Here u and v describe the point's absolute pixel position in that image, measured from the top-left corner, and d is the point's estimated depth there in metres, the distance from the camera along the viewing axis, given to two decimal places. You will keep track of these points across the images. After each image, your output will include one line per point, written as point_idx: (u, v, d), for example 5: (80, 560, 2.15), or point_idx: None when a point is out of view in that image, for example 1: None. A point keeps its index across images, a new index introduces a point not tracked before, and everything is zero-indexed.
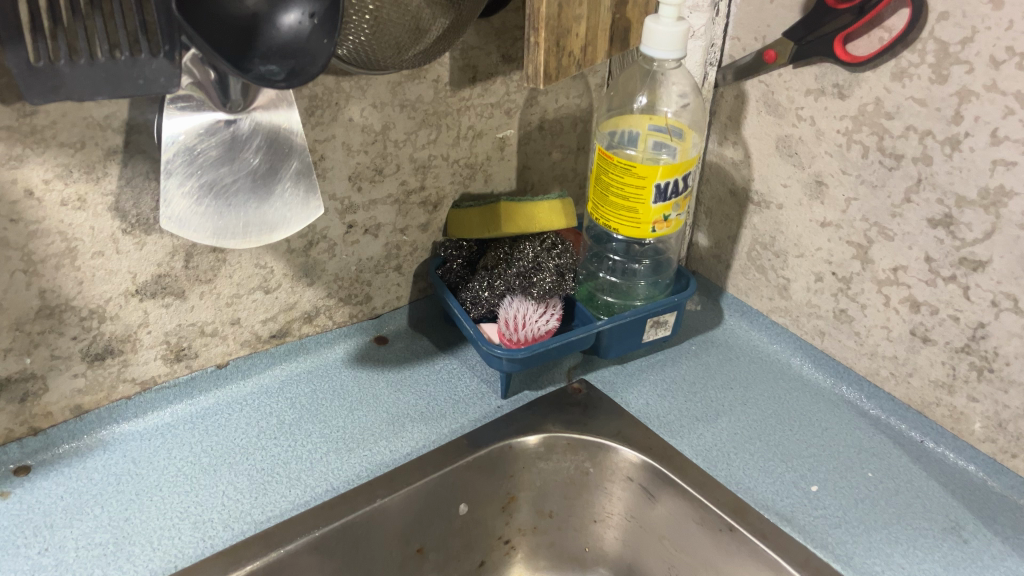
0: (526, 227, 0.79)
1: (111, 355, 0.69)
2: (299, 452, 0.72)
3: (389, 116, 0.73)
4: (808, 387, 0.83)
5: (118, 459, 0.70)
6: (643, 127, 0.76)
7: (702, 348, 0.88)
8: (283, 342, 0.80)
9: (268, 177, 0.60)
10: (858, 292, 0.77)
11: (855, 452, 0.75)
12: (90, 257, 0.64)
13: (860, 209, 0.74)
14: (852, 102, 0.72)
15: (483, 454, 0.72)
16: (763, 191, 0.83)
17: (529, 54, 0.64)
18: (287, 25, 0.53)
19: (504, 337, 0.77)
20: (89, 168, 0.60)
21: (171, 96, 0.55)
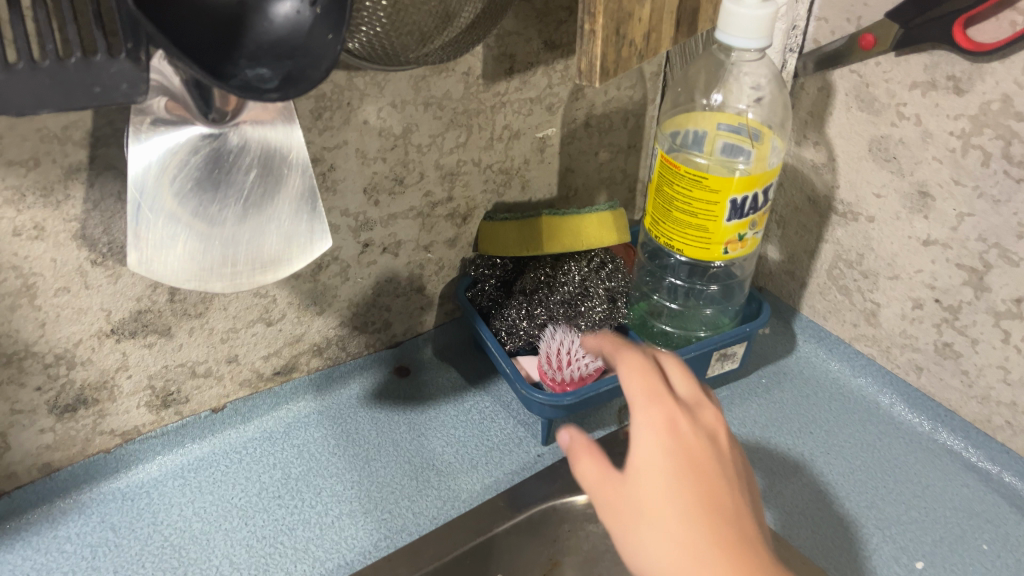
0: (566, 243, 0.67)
1: (85, 406, 0.59)
2: (307, 515, 0.61)
3: (412, 117, 0.61)
4: (900, 431, 0.71)
5: (95, 526, 0.60)
6: (712, 127, 0.64)
7: (774, 381, 0.76)
8: (289, 380, 0.69)
9: (261, 203, 0.48)
10: (967, 325, 0.65)
11: (964, 518, 0.63)
12: (53, 294, 0.53)
13: (976, 226, 0.62)
14: (972, 99, 0.58)
15: (524, 518, 0.61)
16: (850, 201, 0.70)
17: (583, 45, 0.51)
18: (281, 16, 0.41)
19: (546, 377, 0.66)
20: (46, 190, 0.49)
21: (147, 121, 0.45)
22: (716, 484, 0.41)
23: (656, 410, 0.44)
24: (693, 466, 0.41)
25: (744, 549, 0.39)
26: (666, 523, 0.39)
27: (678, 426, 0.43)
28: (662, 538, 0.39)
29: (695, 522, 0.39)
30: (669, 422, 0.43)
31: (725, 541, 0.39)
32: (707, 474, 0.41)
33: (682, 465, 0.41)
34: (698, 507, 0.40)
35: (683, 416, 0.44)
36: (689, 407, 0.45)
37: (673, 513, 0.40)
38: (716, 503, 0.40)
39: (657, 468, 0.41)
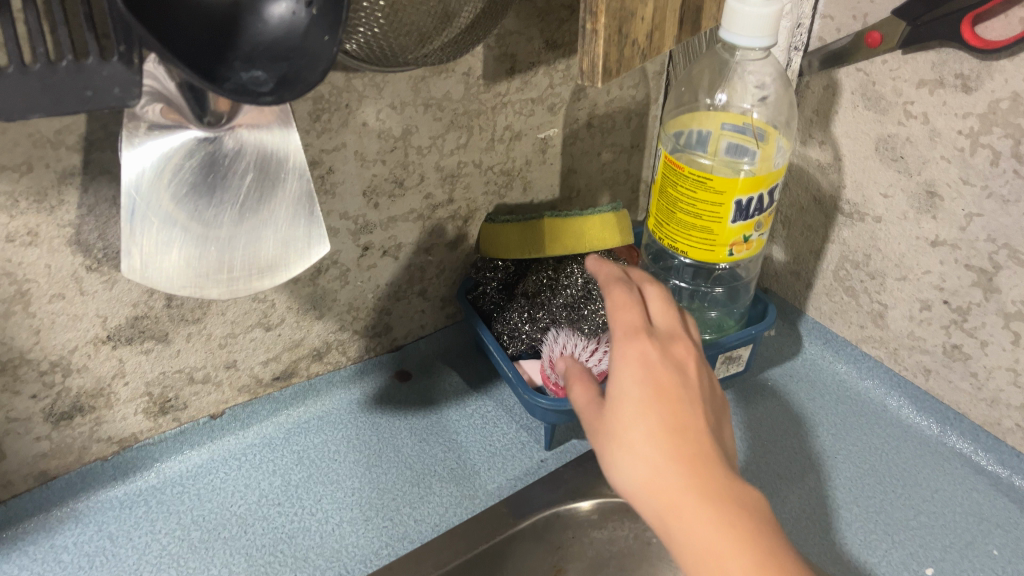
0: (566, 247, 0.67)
1: (81, 413, 0.58)
2: (307, 523, 0.61)
3: (411, 118, 0.60)
4: (908, 435, 0.70)
5: (92, 535, 0.59)
6: (716, 127, 0.63)
7: (779, 384, 0.75)
8: (289, 385, 0.68)
9: (258, 208, 0.47)
10: (976, 326, 0.64)
11: (974, 523, 0.63)
12: (47, 301, 0.52)
13: (985, 227, 0.61)
14: (981, 97, 0.57)
15: (527, 525, 0.60)
16: (856, 201, 0.69)
17: (585, 45, 0.50)
18: (276, 17, 0.41)
19: (549, 382, 0.64)
20: (40, 196, 0.48)
21: (139, 126, 0.44)
22: (687, 406, 0.41)
23: (631, 342, 0.44)
24: (663, 392, 0.41)
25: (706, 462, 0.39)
26: (635, 447, 0.39)
27: (650, 356, 0.43)
28: (632, 460, 0.39)
29: (662, 443, 0.39)
30: (642, 352, 0.43)
31: (692, 461, 0.38)
32: (675, 398, 0.41)
33: (652, 388, 0.41)
34: (666, 426, 0.40)
35: (655, 346, 0.43)
36: (664, 338, 0.45)
37: (641, 434, 0.40)
38: (686, 425, 0.40)
39: (631, 390, 0.41)
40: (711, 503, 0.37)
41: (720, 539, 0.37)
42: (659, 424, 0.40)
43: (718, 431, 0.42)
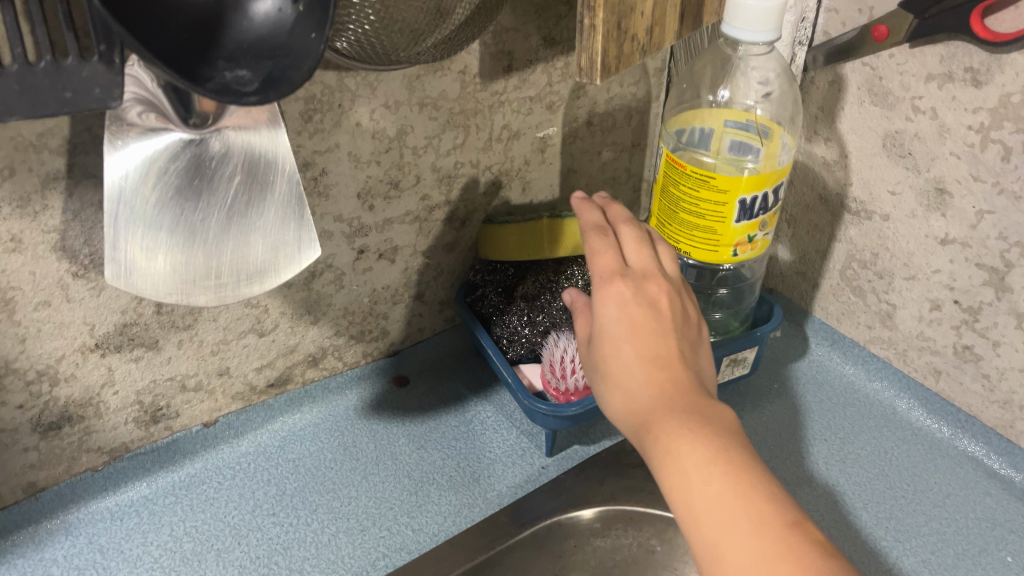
0: (563, 252, 0.66)
1: (69, 423, 0.57)
2: (302, 534, 0.59)
3: (406, 118, 0.59)
4: (918, 438, 0.69)
5: (83, 548, 0.58)
6: (719, 124, 0.62)
7: (786, 387, 0.74)
8: (284, 392, 0.67)
9: (246, 212, 0.45)
10: (988, 327, 0.62)
11: (987, 529, 0.61)
12: (33, 309, 0.51)
13: (996, 224, 0.59)
14: (991, 91, 0.56)
15: (528, 535, 0.58)
16: (863, 199, 0.68)
17: (582, 41, 0.48)
18: (261, 14, 0.39)
19: (551, 387, 0.63)
20: (23, 201, 0.47)
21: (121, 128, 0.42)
22: (662, 339, 0.45)
23: (611, 281, 0.47)
24: (638, 331, 0.45)
25: (680, 391, 0.43)
26: (618, 381, 0.44)
27: (626, 296, 0.46)
28: (617, 393, 0.44)
29: (637, 375, 0.43)
30: (619, 292, 0.46)
31: (667, 390, 0.43)
32: (650, 333, 0.44)
33: (629, 325, 0.45)
34: (641, 359, 0.44)
35: (631, 285, 0.46)
36: (639, 276, 0.47)
37: (622, 367, 0.44)
38: (660, 357, 0.44)
39: (610, 329, 0.45)
40: (678, 419, 0.41)
41: (686, 447, 0.40)
42: (634, 357, 0.44)
43: (694, 359, 0.46)
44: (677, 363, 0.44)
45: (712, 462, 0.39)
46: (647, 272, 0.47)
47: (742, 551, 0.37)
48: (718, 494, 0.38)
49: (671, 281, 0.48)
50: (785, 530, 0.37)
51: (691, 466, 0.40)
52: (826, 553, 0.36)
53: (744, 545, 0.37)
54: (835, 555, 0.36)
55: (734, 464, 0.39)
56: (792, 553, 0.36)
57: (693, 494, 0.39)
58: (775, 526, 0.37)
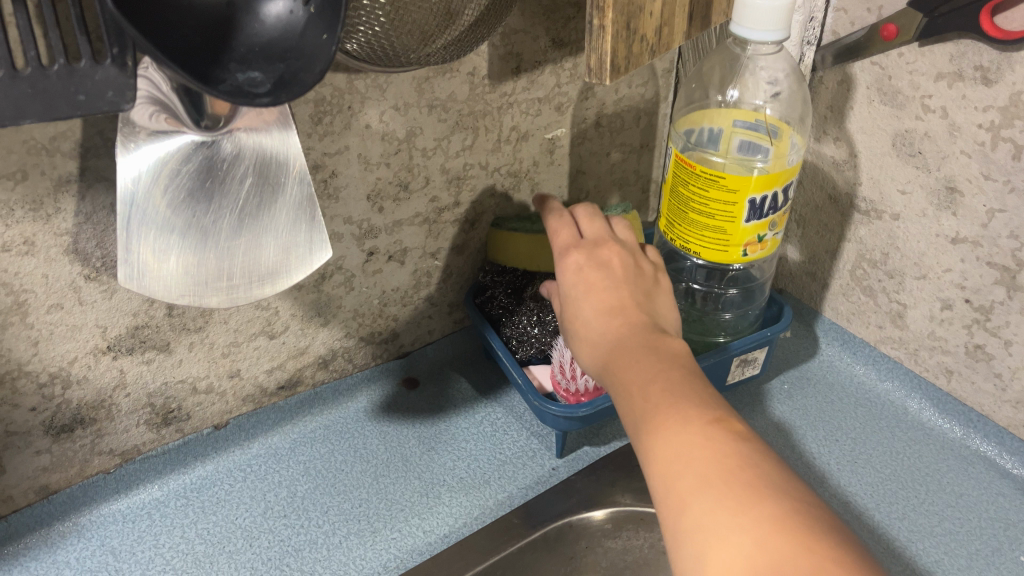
0: None
1: (81, 426, 0.57)
2: (313, 536, 0.59)
3: (415, 120, 0.59)
4: (930, 439, 0.68)
5: (95, 550, 0.58)
6: (728, 124, 0.62)
7: (797, 387, 0.74)
8: (294, 394, 0.67)
9: (258, 214, 0.46)
10: (1000, 326, 0.62)
11: (1001, 529, 0.61)
12: (45, 311, 0.51)
13: (1007, 223, 0.59)
14: (1001, 90, 0.55)
15: (539, 536, 0.58)
16: (873, 198, 0.68)
17: (592, 40, 0.48)
18: (273, 16, 0.39)
19: (560, 388, 0.63)
20: (36, 204, 0.47)
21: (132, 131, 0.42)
22: (614, 292, 0.50)
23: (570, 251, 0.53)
24: (593, 286, 0.50)
25: (628, 327, 0.47)
26: (581, 334, 0.49)
27: (581, 262, 0.52)
28: (581, 343, 0.49)
29: (593, 322, 0.49)
30: (575, 260, 0.52)
31: (618, 328, 0.47)
32: (602, 286, 0.50)
33: (585, 284, 0.51)
34: (594, 308, 0.49)
35: (586, 253, 0.52)
36: (593, 245, 0.53)
37: (583, 320, 0.49)
38: (614, 303, 0.49)
39: (570, 291, 0.51)
40: (625, 348, 0.46)
41: (631, 371, 0.44)
42: (589, 307, 0.49)
43: (651, 305, 0.50)
44: (628, 308, 0.49)
45: (649, 375, 0.43)
46: (601, 240, 0.53)
47: (669, 441, 0.39)
48: (652, 399, 0.41)
49: (626, 247, 0.54)
50: (708, 423, 0.39)
51: (632, 381, 0.43)
52: (743, 439, 0.38)
53: (668, 432, 0.39)
54: (752, 441, 0.38)
55: (670, 378, 0.42)
56: (710, 436, 0.38)
57: (634, 407, 0.42)
58: (700, 418, 0.39)
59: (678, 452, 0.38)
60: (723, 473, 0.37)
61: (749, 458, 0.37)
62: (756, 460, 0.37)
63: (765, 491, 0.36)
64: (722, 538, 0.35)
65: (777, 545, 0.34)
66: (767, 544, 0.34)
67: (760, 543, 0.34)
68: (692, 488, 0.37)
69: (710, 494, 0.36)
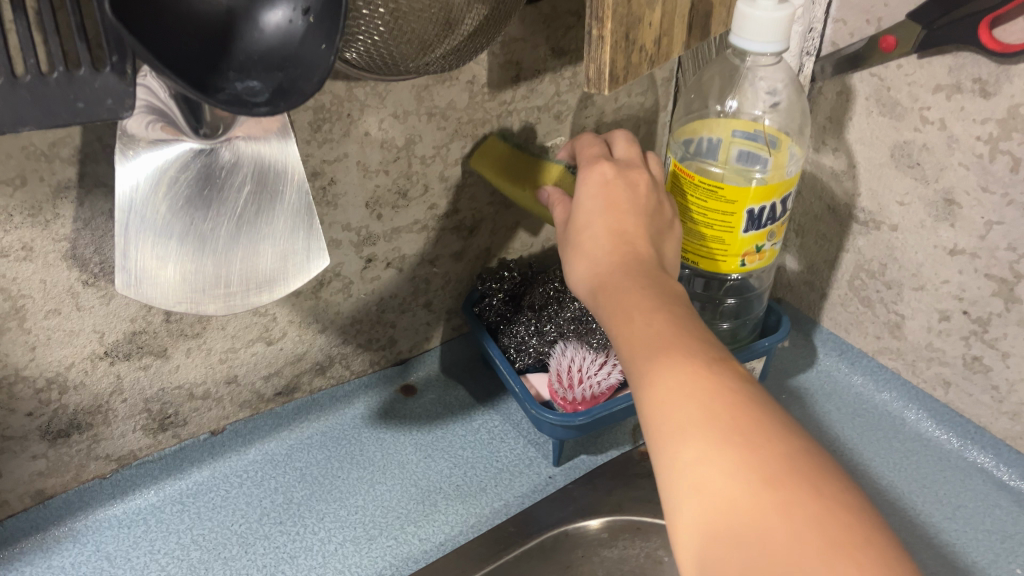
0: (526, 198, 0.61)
1: (78, 431, 0.57)
2: (309, 543, 0.59)
3: (415, 127, 0.59)
4: (929, 450, 0.68)
5: (89, 556, 0.58)
6: (727, 134, 0.62)
7: (794, 397, 0.74)
8: (291, 400, 0.67)
9: (256, 221, 0.46)
10: (997, 338, 0.62)
11: (998, 541, 0.61)
12: (43, 316, 0.51)
13: (1006, 235, 0.59)
14: (1000, 102, 0.56)
15: (534, 545, 0.58)
16: (871, 209, 0.68)
17: (590, 51, 0.48)
18: (272, 25, 0.39)
19: (558, 396, 0.63)
20: (34, 210, 0.47)
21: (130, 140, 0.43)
22: (631, 218, 0.48)
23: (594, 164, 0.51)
24: (613, 205, 0.49)
25: (636, 260, 0.46)
26: (585, 248, 0.48)
27: (607, 176, 0.50)
28: (579, 257, 0.48)
29: (603, 238, 0.47)
30: (601, 174, 0.50)
31: (627, 258, 0.46)
32: (621, 210, 0.48)
33: (603, 199, 0.49)
34: (607, 227, 0.48)
35: (616, 168, 0.50)
36: (622, 165, 0.52)
37: (589, 235, 0.48)
38: (628, 231, 0.47)
39: (586, 200, 0.49)
40: (631, 277, 0.44)
41: (636, 299, 0.42)
42: (602, 225, 0.48)
43: (660, 243, 0.49)
44: (641, 239, 0.47)
45: (655, 307, 0.41)
46: (629, 164, 0.52)
47: (675, 372, 0.37)
48: (657, 331, 0.40)
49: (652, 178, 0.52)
50: (715, 362, 0.37)
51: (636, 308, 0.42)
52: (748, 383, 0.37)
53: (668, 366, 0.38)
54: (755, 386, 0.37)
55: (676, 315, 0.41)
56: (716, 372, 0.37)
57: (637, 334, 0.40)
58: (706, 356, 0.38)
59: (680, 390, 0.36)
60: (725, 413, 0.35)
61: (749, 399, 0.36)
62: (762, 405, 0.36)
63: (768, 435, 0.34)
64: (719, 475, 0.33)
65: (778, 488, 0.32)
66: (770, 487, 0.32)
67: (755, 485, 0.32)
68: (694, 424, 0.35)
69: (710, 432, 0.34)
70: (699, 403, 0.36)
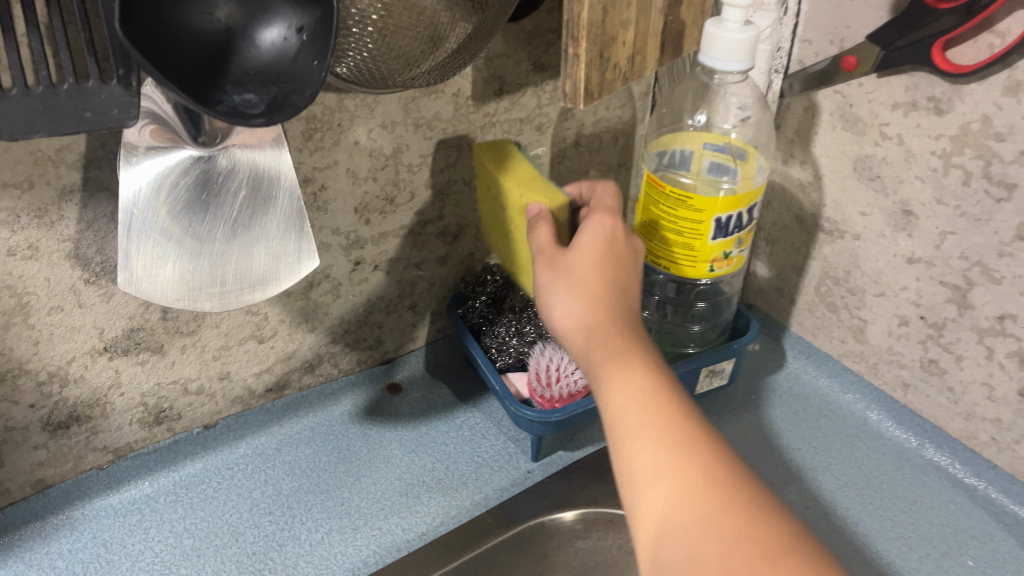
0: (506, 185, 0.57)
1: (77, 423, 0.60)
2: (298, 532, 0.62)
3: (402, 137, 0.62)
4: (889, 449, 0.72)
5: (86, 542, 0.61)
6: (699, 146, 0.65)
7: (763, 398, 0.77)
8: (281, 397, 0.70)
9: (250, 224, 0.49)
10: (952, 341, 0.65)
11: (951, 534, 0.64)
12: (47, 312, 0.54)
13: (959, 244, 0.62)
14: (953, 120, 0.59)
15: (512, 535, 0.61)
16: (836, 219, 0.71)
17: (566, 68, 0.52)
18: (267, 43, 0.42)
19: (536, 394, 0.66)
20: (40, 212, 0.50)
21: (134, 145, 0.46)
22: (628, 275, 0.51)
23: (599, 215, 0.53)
24: (615, 256, 0.51)
25: (629, 315, 0.48)
26: (581, 285, 0.49)
27: (616, 232, 0.52)
28: (570, 292, 0.49)
29: (602, 286, 0.49)
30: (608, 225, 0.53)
31: (621, 308, 0.48)
32: (621, 264, 0.51)
33: (606, 249, 0.51)
34: (608, 278, 0.49)
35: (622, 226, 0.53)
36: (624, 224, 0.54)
37: (588, 275, 0.49)
38: (624, 286, 0.50)
39: (588, 244, 0.51)
40: (628, 332, 0.46)
41: (634, 355, 0.45)
42: (603, 274, 0.49)
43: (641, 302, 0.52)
44: (633, 296, 0.50)
45: (654, 370, 0.44)
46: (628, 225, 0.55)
47: (675, 440, 0.40)
48: (654, 392, 0.43)
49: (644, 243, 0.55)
50: (708, 434, 0.41)
51: (636, 364, 0.44)
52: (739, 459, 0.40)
53: (667, 431, 0.41)
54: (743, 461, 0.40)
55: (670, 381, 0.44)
56: (712, 445, 0.40)
57: (633, 391, 0.43)
58: (701, 428, 0.41)
59: (673, 460, 0.40)
60: (719, 484, 0.38)
61: (744, 478, 0.39)
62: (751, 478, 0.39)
63: (760, 509, 0.37)
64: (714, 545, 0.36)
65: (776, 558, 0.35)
66: (768, 556, 0.35)
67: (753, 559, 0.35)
68: (694, 495, 0.38)
69: (699, 508, 0.38)
70: (699, 475, 0.39)
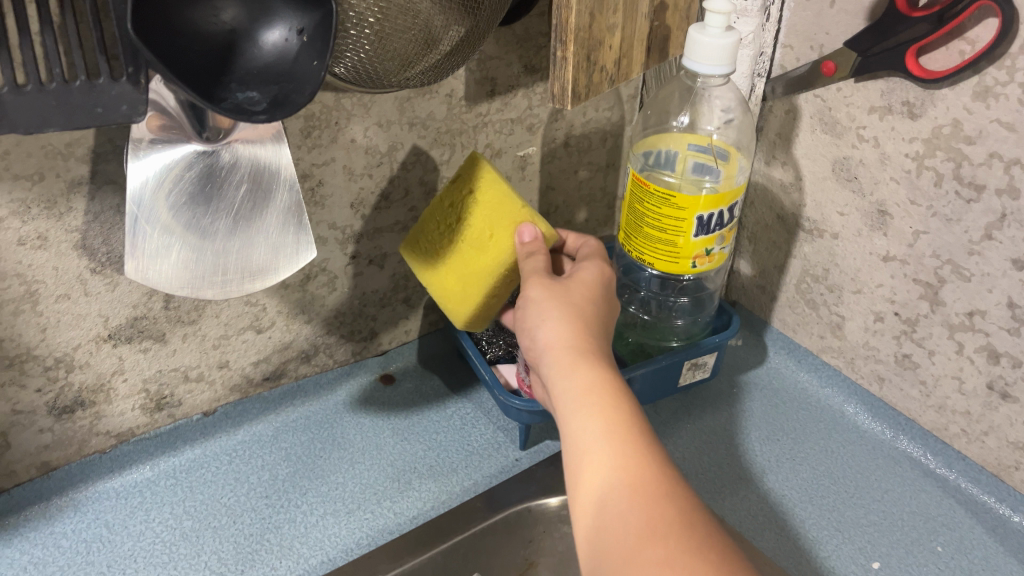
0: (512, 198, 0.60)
1: (81, 408, 0.62)
2: (293, 515, 0.64)
3: (397, 136, 0.65)
4: (865, 440, 0.75)
5: (90, 523, 0.63)
6: (682, 147, 0.68)
7: (745, 390, 0.80)
8: (277, 386, 0.72)
9: (251, 217, 0.51)
10: (925, 337, 0.68)
11: (921, 522, 0.67)
12: (54, 300, 0.56)
13: (930, 243, 0.65)
14: (925, 123, 0.62)
15: (499, 519, 0.64)
16: (816, 219, 0.74)
17: (554, 70, 0.54)
18: (269, 44, 0.45)
19: (524, 385, 0.69)
20: (50, 203, 0.52)
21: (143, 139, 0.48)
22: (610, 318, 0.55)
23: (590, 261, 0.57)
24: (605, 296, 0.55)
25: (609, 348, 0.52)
26: (575, 306, 0.52)
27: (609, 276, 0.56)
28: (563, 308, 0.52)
29: (587, 324, 0.51)
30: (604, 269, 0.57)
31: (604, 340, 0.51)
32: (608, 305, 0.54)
33: (597, 290, 0.54)
34: (594, 316, 0.52)
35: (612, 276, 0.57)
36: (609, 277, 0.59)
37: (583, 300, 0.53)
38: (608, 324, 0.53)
39: (580, 283, 0.54)
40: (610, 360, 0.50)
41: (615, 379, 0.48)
42: (591, 311, 0.52)
43: None
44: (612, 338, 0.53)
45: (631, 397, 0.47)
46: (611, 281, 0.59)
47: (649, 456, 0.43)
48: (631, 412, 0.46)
49: None
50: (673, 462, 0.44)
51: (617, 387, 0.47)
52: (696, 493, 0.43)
53: (640, 447, 0.44)
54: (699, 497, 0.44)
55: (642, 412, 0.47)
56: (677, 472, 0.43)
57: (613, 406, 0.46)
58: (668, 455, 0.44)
59: (642, 500, 0.41)
60: (682, 503, 0.41)
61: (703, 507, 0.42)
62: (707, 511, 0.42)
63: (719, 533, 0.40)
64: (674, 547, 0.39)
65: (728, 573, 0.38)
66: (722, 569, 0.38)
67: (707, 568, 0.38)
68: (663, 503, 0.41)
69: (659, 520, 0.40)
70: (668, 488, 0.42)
